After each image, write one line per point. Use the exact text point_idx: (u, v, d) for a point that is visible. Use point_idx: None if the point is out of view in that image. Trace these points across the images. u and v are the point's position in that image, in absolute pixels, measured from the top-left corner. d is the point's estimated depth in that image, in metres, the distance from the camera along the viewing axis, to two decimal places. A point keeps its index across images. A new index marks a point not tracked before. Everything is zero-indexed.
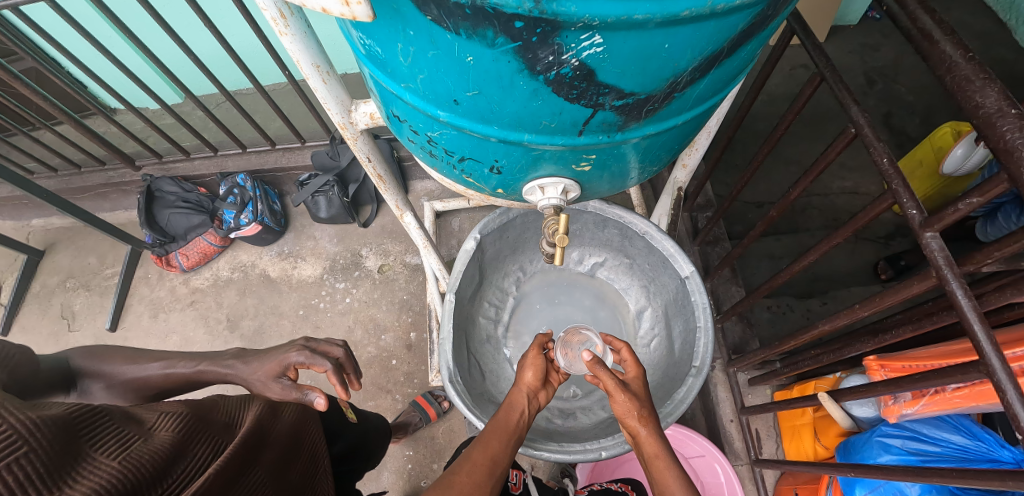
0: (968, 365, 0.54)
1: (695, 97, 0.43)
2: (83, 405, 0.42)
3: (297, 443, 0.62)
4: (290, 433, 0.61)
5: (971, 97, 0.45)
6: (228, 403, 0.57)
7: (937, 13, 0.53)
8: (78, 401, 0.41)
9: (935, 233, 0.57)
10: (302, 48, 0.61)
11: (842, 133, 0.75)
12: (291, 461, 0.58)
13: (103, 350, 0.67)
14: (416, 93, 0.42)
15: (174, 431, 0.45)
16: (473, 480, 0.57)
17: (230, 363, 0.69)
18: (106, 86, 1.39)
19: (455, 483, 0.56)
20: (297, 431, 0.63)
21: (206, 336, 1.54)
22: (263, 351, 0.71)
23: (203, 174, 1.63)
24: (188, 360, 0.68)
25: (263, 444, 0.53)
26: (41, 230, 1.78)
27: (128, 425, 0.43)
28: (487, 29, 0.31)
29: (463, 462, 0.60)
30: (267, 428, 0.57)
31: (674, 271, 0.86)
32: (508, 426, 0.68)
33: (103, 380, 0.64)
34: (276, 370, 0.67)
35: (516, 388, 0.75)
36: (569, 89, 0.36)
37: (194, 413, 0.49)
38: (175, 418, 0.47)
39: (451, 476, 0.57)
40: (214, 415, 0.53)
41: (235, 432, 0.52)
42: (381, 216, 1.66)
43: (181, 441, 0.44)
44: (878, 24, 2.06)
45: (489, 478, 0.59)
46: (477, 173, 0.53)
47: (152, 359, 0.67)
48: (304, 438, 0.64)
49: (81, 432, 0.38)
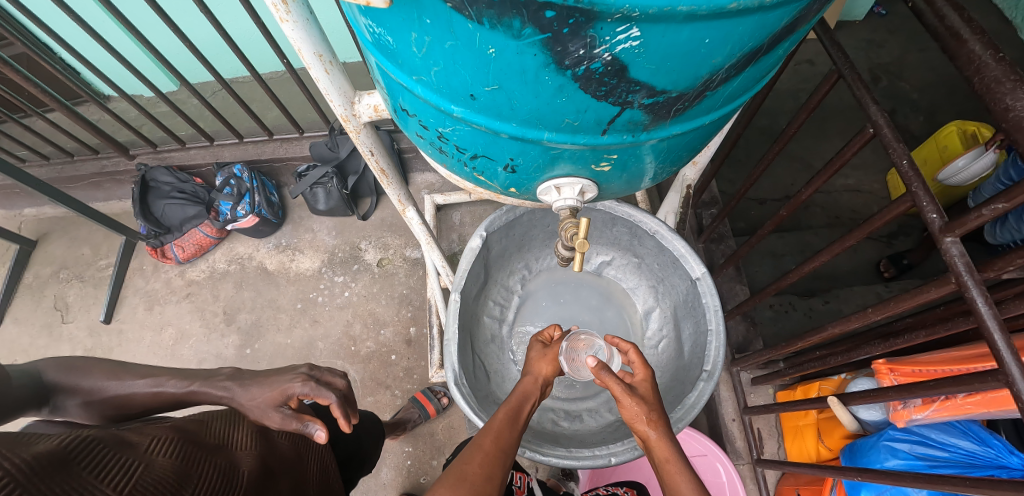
0: (982, 381, 0.51)
1: (726, 95, 0.40)
2: (66, 439, 0.40)
3: (302, 466, 0.63)
4: (294, 459, 0.63)
5: (1000, 100, 0.42)
6: (215, 428, 0.57)
7: (966, 11, 0.48)
8: (61, 438, 0.40)
9: (955, 239, 0.53)
10: (304, 36, 0.58)
11: (859, 133, 0.72)
12: (301, 487, 0.60)
13: (80, 362, 0.62)
14: (428, 86, 0.40)
15: (170, 460, 0.45)
16: (486, 471, 0.56)
17: (225, 386, 0.62)
18: (100, 73, 1.32)
19: (466, 474, 0.55)
20: (300, 457, 0.64)
21: (202, 329, 1.51)
22: (262, 374, 0.63)
23: (199, 164, 1.59)
24: (179, 379, 0.62)
25: (272, 482, 0.54)
26: (34, 219, 1.74)
27: (124, 451, 0.43)
28: (514, 18, 0.28)
29: (473, 450, 0.59)
30: (270, 459, 0.58)
31: (684, 272, 0.85)
32: (517, 414, 0.67)
33: (81, 395, 0.59)
34: (276, 400, 0.59)
35: (529, 377, 0.75)
36: (597, 86, 0.34)
37: (182, 440, 0.49)
38: (168, 444, 0.47)
39: (462, 466, 0.56)
40: (203, 439, 0.52)
41: (229, 457, 0.52)
42: (381, 209, 1.63)
43: (178, 470, 0.44)
44: (884, 19, 2.03)
45: (500, 467, 0.58)
46: (488, 171, 0.51)
47: (136, 376, 0.62)
48: (308, 459, 0.66)
49: (77, 466, 0.38)
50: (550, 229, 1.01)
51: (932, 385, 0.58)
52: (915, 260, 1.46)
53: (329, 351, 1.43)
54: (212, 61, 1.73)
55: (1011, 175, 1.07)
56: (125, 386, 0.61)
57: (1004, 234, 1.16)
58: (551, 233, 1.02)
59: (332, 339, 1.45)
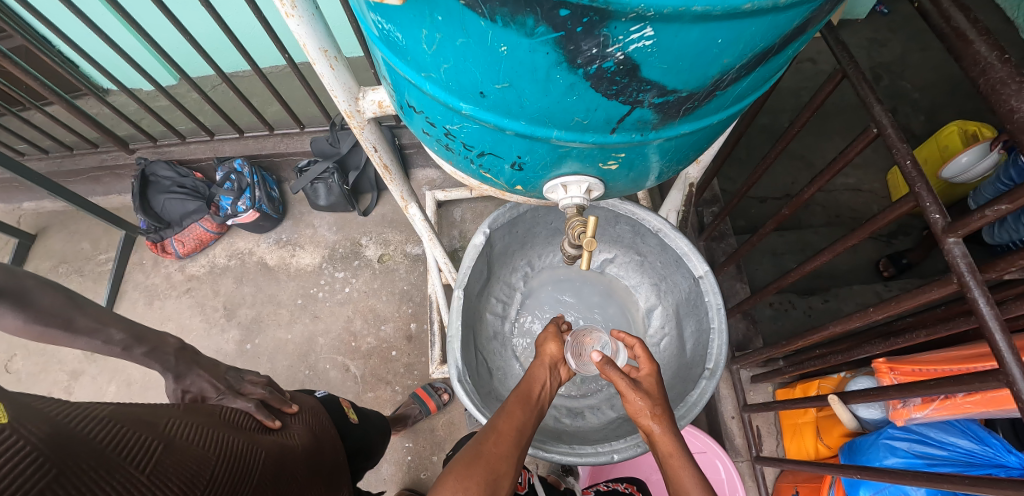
0: (981, 382, 0.52)
1: (735, 95, 0.40)
2: (87, 413, 0.41)
3: (318, 452, 0.64)
4: (310, 444, 0.63)
5: (1005, 101, 0.41)
6: (233, 415, 0.56)
7: (973, 12, 0.48)
8: (83, 412, 0.40)
9: (958, 239, 0.53)
10: (308, 31, 0.58)
11: (863, 133, 0.71)
12: (316, 473, 0.60)
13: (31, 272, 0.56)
14: (437, 84, 0.40)
15: (193, 440, 0.47)
16: (500, 451, 0.61)
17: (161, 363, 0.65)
18: (99, 66, 1.30)
19: (482, 453, 0.60)
20: (316, 442, 0.65)
21: (202, 323, 1.51)
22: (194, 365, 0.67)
23: (199, 159, 1.57)
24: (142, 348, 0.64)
25: (286, 476, 0.53)
26: (33, 213, 1.74)
27: (144, 429, 0.43)
28: (528, 16, 0.28)
29: (488, 433, 0.64)
30: (285, 449, 0.57)
31: (687, 271, 0.85)
32: (526, 399, 0.71)
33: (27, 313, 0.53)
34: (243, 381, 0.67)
35: (538, 361, 0.79)
36: (609, 84, 0.34)
37: (198, 421, 0.50)
38: (186, 424, 0.48)
39: (479, 447, 0.61)
40: (214, 419, 0.53)
41: (245, 434, 0.53)
42: (382, 205, 1.63)
43: (199, 451, 0.46)
44: (886, 19, 2.03)
45: (515, 448, 0.63)
46: (496, 168, 0.51)
47: (87, 317, 0.59)
48: (324, 445, 0.67)
49: (97, 438, 0.39)
50: (553, 227, 1.01)
51: (932, 385, 0.58)
52: (915, 259, 1.47)
53: (330, 346, 1.43)
54: (213, 55, 1.72)
55: (1012, 176, 1.07)
56: (73, 325, 0.57)
57: (1003, 234, 1.16)
58: (554, 230, 1.02)
59: (333, 334, 1.45)
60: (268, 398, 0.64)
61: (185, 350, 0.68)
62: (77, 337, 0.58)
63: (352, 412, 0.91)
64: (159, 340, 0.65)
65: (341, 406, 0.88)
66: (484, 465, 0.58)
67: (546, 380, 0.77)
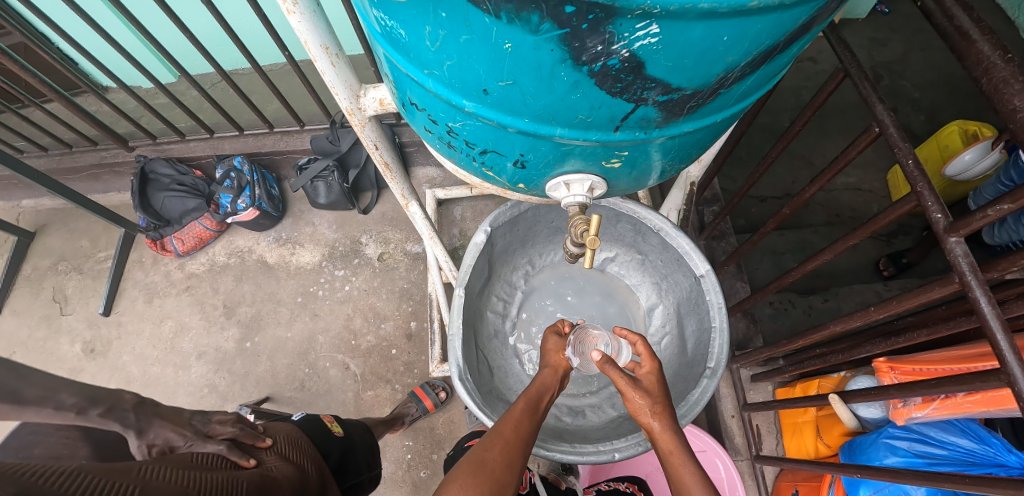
0: (979, 381, 0.52)
1: (739, 93, 0.40)
2: (54, 471, 0.41)
3: (303, 479, 0.63)
4: (293, 473, 0.62)
5: (1007, 101, 0.41)
6: (205, 458, 0.56)
7: (975, 11, 0.48)
8: (50, 470, 0.41)
9: (960, 239, 0.52)
10: (310, 28, 0.58)
11: (865, 132, 0.71)
12: None
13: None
14: (440, 81, 0.39)
15: (168, 482, 0.47)
16: (505, 459, 0.61)
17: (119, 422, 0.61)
18: (99, 64, 1.28)
19: (487, 461, 0.60)
20: (299, 471, 0.64)
21: (202, 322, 1.51)
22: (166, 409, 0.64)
23: (198, 156, 1.57)
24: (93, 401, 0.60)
25: None
26: (31, 211, 1.73)
27: (116, 477, 0.44)
28: (533, 13, 0.28)
29: (493, 440, 0.64)
30: (267, 480, 0.57)
31: (688, 270, 0.85)
32: (532, 406, 0.71)
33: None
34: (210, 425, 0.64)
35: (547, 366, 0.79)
36: (613, 82, 0.34)
37: (170, 465, 0.50)
38: (159, 469, 0.48)
39: (483, 454, 0.61)
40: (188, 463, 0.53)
41: (222, 471, 0.53)
42: (382, 203, 1.63)
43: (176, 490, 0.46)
44: (887, 18, 2.02)
45: (518, 454, 0.63)
46: (498, 166, 0.50)
47: (33, 387, 0.56)
48: (307, 472, 0.66)
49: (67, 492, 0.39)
50: (553, 226, 1.01)
51: (932, 384, 0.58)
52: (915, 259, 1.47)
53: (329, 345, 1.43)
54: (212, 53, 1.72)
55: (1013, 176, 1.07)
56: (19, 397, 0.55)
57: (1003, 234, 1.16)
58: (555, 229, 1.02)
59: (332, 332, 1.45)
60: (241, 435, 0.63)
61: (144, 404, 0.64)
62: (25, 409, 0.55)
63: (336, 425, 0.91)
64: (115, 398, 0.62)
65: (323, 423, 0.88)
66: (489, 473, 0.58)
67: (552, 387, 0.76)
